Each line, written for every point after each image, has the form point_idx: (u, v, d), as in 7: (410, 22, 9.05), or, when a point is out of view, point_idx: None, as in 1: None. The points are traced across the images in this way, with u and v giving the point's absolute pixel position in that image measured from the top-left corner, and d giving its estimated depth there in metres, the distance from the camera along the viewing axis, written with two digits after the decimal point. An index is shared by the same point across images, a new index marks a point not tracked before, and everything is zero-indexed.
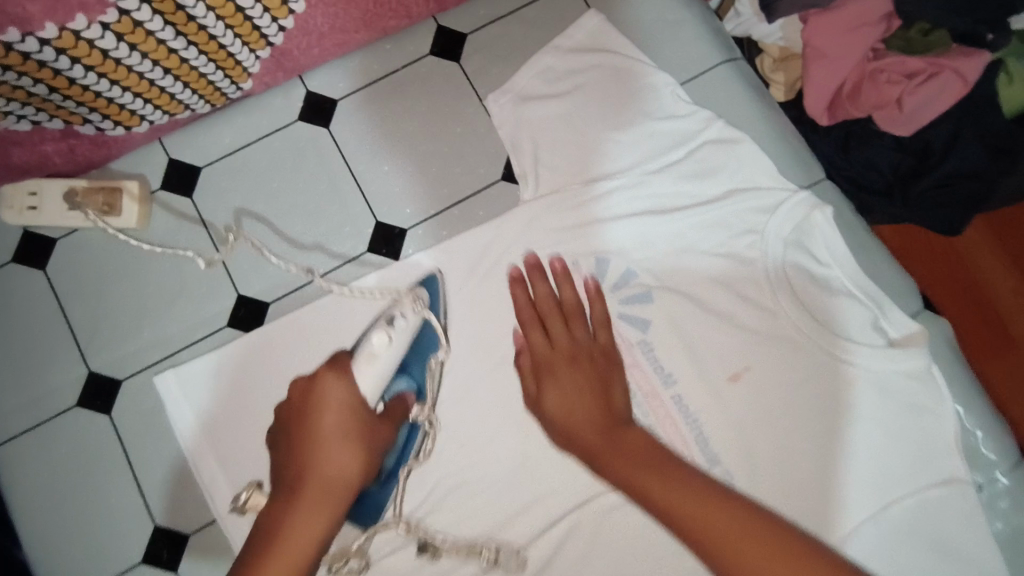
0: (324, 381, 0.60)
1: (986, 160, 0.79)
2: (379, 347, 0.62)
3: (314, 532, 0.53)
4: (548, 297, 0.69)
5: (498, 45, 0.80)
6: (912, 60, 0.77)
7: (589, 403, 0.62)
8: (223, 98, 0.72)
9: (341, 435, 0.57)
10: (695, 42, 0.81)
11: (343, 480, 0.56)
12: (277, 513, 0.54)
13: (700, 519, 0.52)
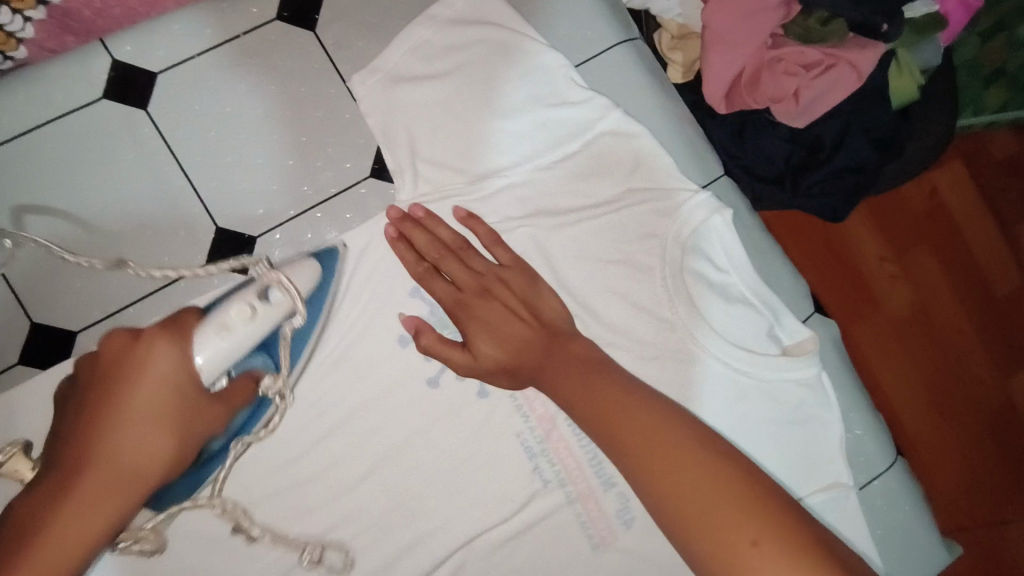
0: (152, 346, 0.51)
1: (872, 155, 0.80)
2: (233, 319, 0.53)
3: (73, 534, 0.47)
4: (449, 290, 0.61)
5: (362, 11, 0.67)
6: (811, 51, 0.73)
7: (517, 326, 0.60)
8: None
9: (151, 417, 0.50)
10: (592, 16, 0.72)
11: (139, 466, 0.50)
12: (41, 506, 0.47)
13: (648, 450, 0.52)
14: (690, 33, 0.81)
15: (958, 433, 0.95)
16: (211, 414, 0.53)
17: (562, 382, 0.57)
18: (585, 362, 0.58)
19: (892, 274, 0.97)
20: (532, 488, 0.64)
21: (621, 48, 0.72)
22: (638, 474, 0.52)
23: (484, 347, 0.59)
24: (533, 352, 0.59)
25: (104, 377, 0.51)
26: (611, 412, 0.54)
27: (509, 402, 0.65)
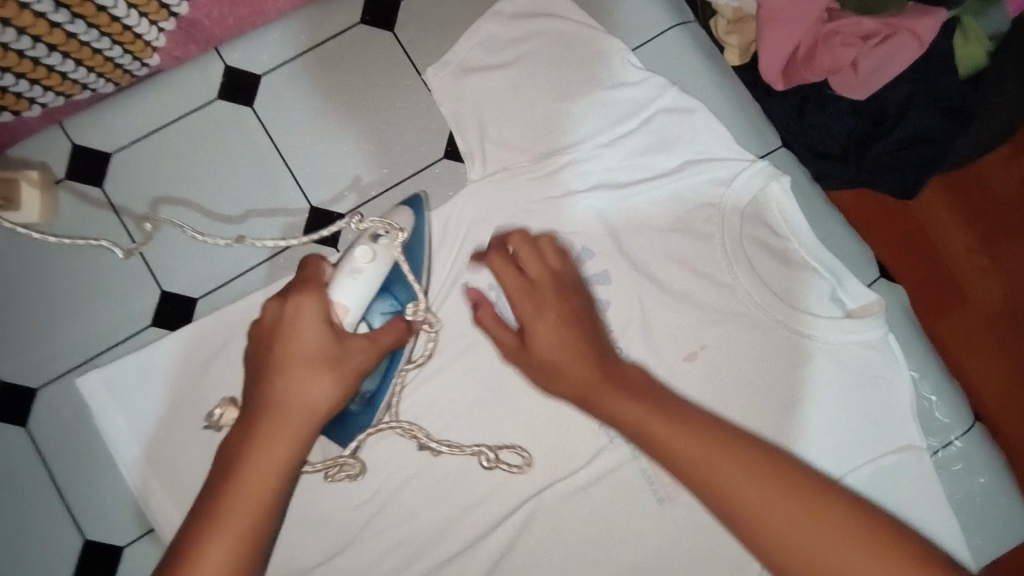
0: (299, 303, 0.54)
1: (941, 124, 0.78)
2: (360, 262, 0.56)
3: (261, 489, 0.49)
4: (508, 265, 0.62)
5: (435, 11, 0.74)
6: (868, 21, 0.74)
7: (571, 350, 0.58)
8: (130, 76, 0.66)
9: (308, 363, 0.52)
10: (647, 2, 0.76)
11: (310, 413, 0.52)
12: (225, 472, 0.49)
13: (698, 467, 0.54)
14: (746, 14, 0.84)
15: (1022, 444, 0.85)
16: (365, 347, 0.54)
17: (615, 388, 0.57)
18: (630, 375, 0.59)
19: (983, 269, 0.88)
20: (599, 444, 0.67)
21: (676, 31, 0.75)
22: (704, 485, 0.53)
23: (540, 333, 0.58)
24: (580, 354, 0.58)
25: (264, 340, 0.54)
26: (663, 420, 0.56)
27: None
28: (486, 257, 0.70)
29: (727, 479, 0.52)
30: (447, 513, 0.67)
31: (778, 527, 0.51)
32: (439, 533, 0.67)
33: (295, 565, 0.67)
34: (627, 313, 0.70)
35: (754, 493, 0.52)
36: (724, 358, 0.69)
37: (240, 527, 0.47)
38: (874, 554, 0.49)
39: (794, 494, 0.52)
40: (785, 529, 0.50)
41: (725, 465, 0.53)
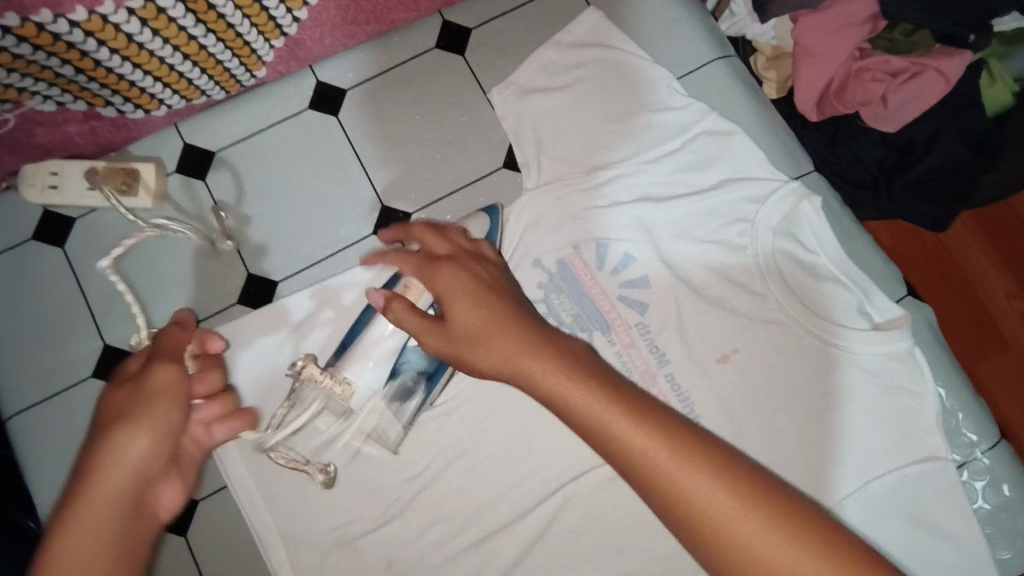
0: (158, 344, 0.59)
1: (967, 156, 0.84)
2: None
3: (123, 473, 0.49)
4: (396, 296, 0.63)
5: (500, 40, 0.83)
6: (897, 59, 0.80)
7: (483, 319, 0.58)
8: (238, 84, 0.76)
9: (146, 395, 0.52)
10: (692, 38, 0.84)
11: (162, 435, 0.52)
12: (90, 449, 0.50)
13: (589, 410, 0.52)
14: (784, 52, 0.91)
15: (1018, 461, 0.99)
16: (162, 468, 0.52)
17: (517, 354, 0.56)
18: (534, 337, 0.57)
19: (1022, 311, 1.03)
20: None
21: (718, 64, 0.83)
22: (598, 437, 0.52)
23: (458, 317, 0.58)
24: (484, 334, 0.57)
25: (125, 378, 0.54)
26: (536, 364, 0.55)
27: (615, 359, 0.75)
28: (537, 259, 0.77)
29: (614, 430, 0.51)
30: (487, 493, 0.72)
31: (670, 468, 0.49)
32: (480, 511, 0.72)
33: (347, 532, 0.72)
34: (665, 316, 0.75)
35: (642, 449, 0.50)
36: (755, 362, 0.74)
37: (103, 508, 0.47)
38: (716, 475, 0.48)
39: (677, 450, 0.49)
40: (674, 481, 0.48)
41: (614, 418, 0.51)
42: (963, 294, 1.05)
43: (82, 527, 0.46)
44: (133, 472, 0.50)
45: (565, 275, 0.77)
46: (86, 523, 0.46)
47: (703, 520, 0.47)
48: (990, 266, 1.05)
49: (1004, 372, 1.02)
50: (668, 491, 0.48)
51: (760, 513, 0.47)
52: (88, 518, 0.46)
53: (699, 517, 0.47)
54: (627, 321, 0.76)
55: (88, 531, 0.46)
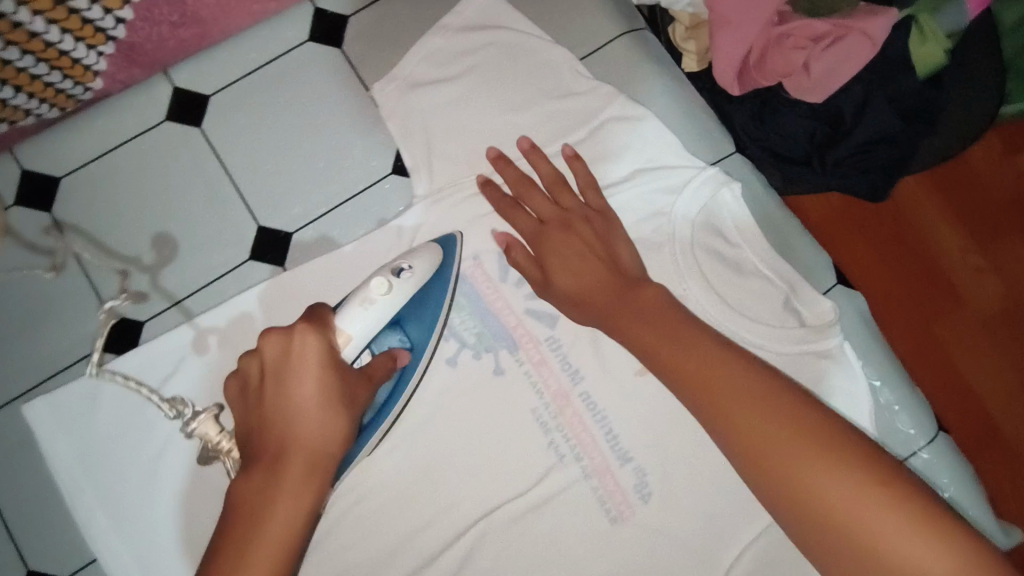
0: (305, 341, 0.55)
1: (899, 125, 0.79)
2: (375, 292, 0.60)
3: (303, 505, 0.51)
4: (383, 364, 0.61)
5: (382, 24, 0.74)
6: (817, 23, 0.72)
7: (591, 265, 0.63)
8: (72, 103, 0.68)
9: (324, 407, 0.53)
10: (597, 12, 0.76)
11: (325, 455, 0.53)
12: (266, 483, 0.51)
13: (699, 382, 0.54)
14: (701, 20, 0.83)
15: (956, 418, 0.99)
16: (363, 387, 0.57)
17: (649, 334, 0.58)
18: (639, 297, 0.61)
19: (976, 266, 1.02)
20: (550, 463, 0.68)
21: (626, 40, 0.75)
22: (706, 410, 0.53)
23: (562, 280, 0.64)
24: (616, 306, 0.61)
25: (270, 386, 0.54)
26: (687, 341, 0.56)
27: (524, 382, 0.69)
28: None
29: (722, 407, 0.52)
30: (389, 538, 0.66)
31: (778, 456, 0.48)
32: (387, 557, 0.66)
33: None
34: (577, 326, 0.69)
35: (762, 442, 0.49)
36: None
37: (308, 473, 0.52)
38: (830, 464, 0.47)
39: (798, 433, 0.49)
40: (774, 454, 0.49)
41: (712, 382, 0.53)
42: (915, 251, 1.02)
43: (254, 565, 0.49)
44: (313, 500, 0.52)
45: (466, 288, 0.71)
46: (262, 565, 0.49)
47: (815, 499, 0.47)
48: (943, 219, 1.02)
49: (954, 329, 1.01)
50: (759, 467, 0.49)
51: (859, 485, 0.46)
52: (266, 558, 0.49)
53: (796, 496, 0.47)
54: (536, 336, 0.69)
55: (278, 518, 0.50)
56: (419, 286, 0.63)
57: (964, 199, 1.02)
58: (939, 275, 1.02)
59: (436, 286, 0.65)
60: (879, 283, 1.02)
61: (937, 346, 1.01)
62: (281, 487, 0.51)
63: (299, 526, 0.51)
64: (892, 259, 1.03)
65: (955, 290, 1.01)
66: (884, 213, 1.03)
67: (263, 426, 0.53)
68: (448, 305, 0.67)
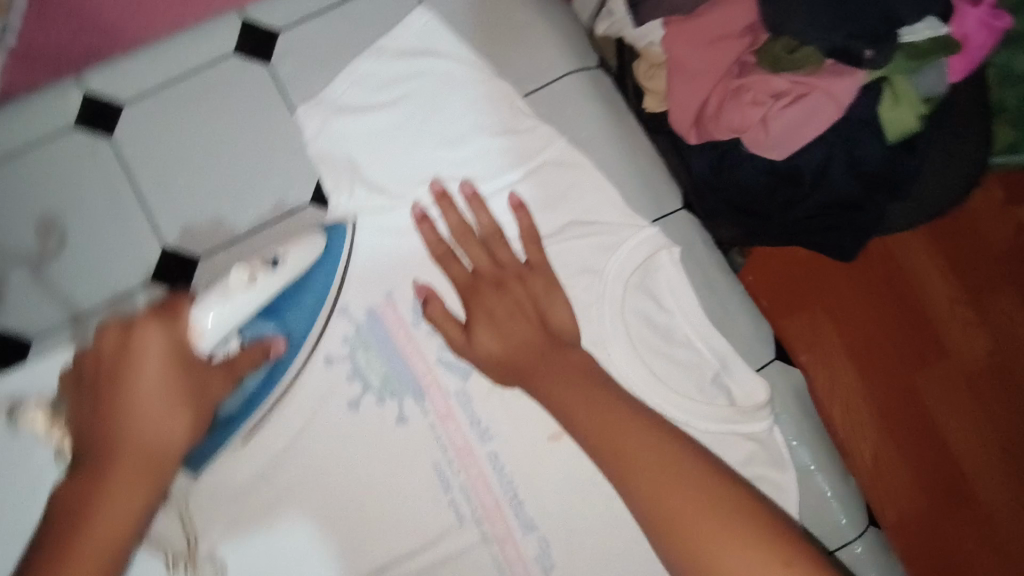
0: (146, 332, 0.54)
1: (859, 192, 0.75)
2: (236, 284, 0.58)
3: (135, 503, 0.50)
4: (247, 355, 0.61)
5: (315, 44, 0.70)
6: (777, 78, 0.68)
7: (522, 324, 0.61)
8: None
9: (163, 402, 0.53)
10: (548, 45, 0.70)
11: (164, 448, 0.52)
12: (90, 485, 0.49)
13: (613, 442, 0.53)
14: (655, 63, 0.77)
15: (924, 475, 0.99)
16: (221, 380, 0.58)
17: (564, 391, 0.57)
18: (560, 358, 0.59)
19: (964, 319, 1.01)
20: (448, 525, 0.65)
21: (576, 78, 0.70)
22: (622, 478, 0.52)
23: (482, 335, 0.61)
24: (542, 360, 0.59)
25: (105, 381, 0.53)
26: (596, 405, 0.56)
27: (428, 434, 0.66)
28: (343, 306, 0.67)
29: (634, 473, 0.51)
30: None
31: (688, 526, 0.48)
32: None
33: None
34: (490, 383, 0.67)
35: (674, 517, 0.48)
36: None
37: (141, 474, 0.51)
38: (742, 538, 0.46)
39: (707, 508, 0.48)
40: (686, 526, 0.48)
41: (630, 446, 0.53)
42: (903, 298, 1.02)
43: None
44: (146, 498, 0.51)
45: (377, 331, 0.67)
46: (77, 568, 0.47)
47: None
48: (935, 268, 1.03)
49: (936, 379, 1.01)
50: (671, 536, 0.48)
51: (766, 549, 0.46)
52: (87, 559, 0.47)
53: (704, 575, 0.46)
54: (446, 389, 0.67)
55: (107, 514, 0.49)
56: (293, 275, 0.61)
57: (958, 249, 1.02)
58: (925, 324, 1.02)
59: (325, 274, 0.64)
60: (862, 329, 1.03)
61: (916, 397, 1.01)
62: (109, 494, 0.49)
63: (129, 526, 0.50)
64: (880, 303, 1.03)
65: (940, 340, 1.01)
66: (876, 255, 1.03)
67: (93, 424, 0.52)
68: (338, 279, 0.65)
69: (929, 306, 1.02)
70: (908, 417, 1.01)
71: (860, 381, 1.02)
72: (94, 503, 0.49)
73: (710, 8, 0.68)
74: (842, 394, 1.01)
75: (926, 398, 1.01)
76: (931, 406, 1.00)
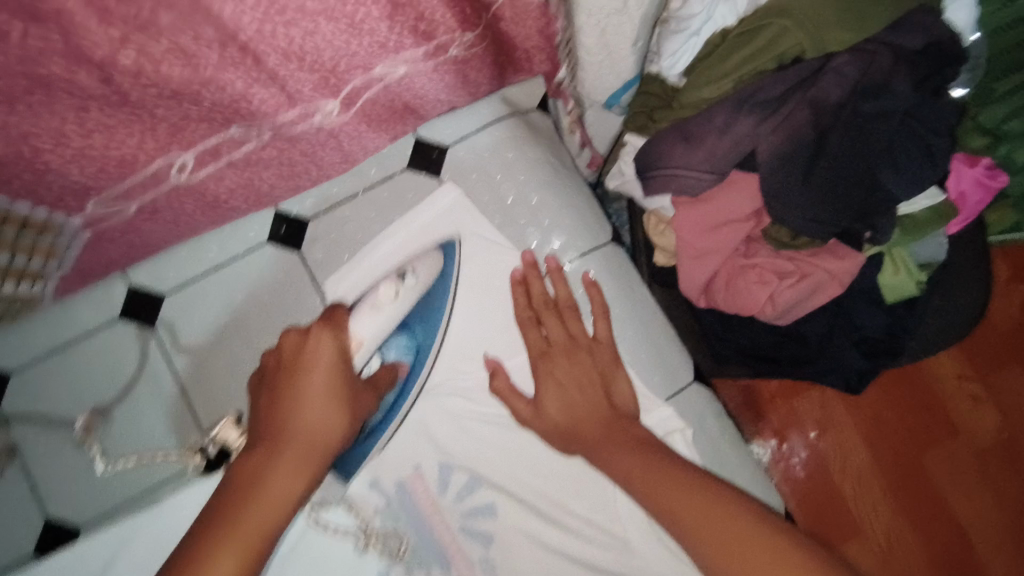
0: (321, 336, 0.62)
1: (861, 363, 0.79)
2: (385, 298, 0.67)
3: (291, 486, 0.55)
4: (384, 372, 0.67)
5: (342, 230, 0.74)
6: (780, 261, 0.72)
7: (588, 396, 0.65)
8: (39, 298, 0.66)
9: (322, 397, 0.59)
10: (563, 224, 0.74)
11: (323, 439, 0.58)
12: (262, 460, 0.55)
13: (660, 497, 0.55)
14: (664, 221, 0.79)
15: (933, 546, 1.07)
16: (370, 396, 0.64)
17: (637, 469, 0.58)
18: (611, 422, 0.63)
19: (973, 395, 1.12)
20: None
21: (591, 257, 0.74)
22: (695, 544, 0.51)
23: (550, 407, 0.66)
24: (644, 465, 0.58)
25: (281, 379, 0.60)
26: (645, 463, 0.58)
27: None
28: (374, 480, 0.69)
29: (704, 534, 0.51)
30: None
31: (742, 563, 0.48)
32: None
33: None
34: (512, 550, 0.67)
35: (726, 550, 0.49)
36: None
37: (310, 452, 0.57)
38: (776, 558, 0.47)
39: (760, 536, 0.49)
40: None
41: (672, 491, 0.54)
42: (916, 379, 1.12)
43: (248, 524, 0.51)
44: (304, 484, 0.56)
45: (403, 501, 0.69)
46: (251, 530, 0.51)
47: None
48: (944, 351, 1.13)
49: (946, 453, 1.10)
50: None
51: None
52: (247, 534, 0.51)
53: None
54: (469, 556, 0.67)
55: (275, 489, 0.54)
56: (425, 289, 0.70)
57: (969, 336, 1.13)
58: (936, 403, 1.12)
59: (436, 300, 0.71)
60: (874, 407, 1.12)
61: (923, 470, 1.10)
62: (279, 476, 0.55)
63: (275, 518, 0.53)
64: (894, 383, 1.13)
65: (951, 418, 1.11)
66: None
67: (278, 409, 0.58)
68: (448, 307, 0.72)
69: (941, 385, 1.12)
70: (914, 493, 1.09)
71: (870, 455, 1.10)
72: (257, 482, 0.54)
73: (720, 195, 0.71)
74: (853, 471, 1.10)
75: (928, 472, 1.10)
76: (935, 480, 1.09)
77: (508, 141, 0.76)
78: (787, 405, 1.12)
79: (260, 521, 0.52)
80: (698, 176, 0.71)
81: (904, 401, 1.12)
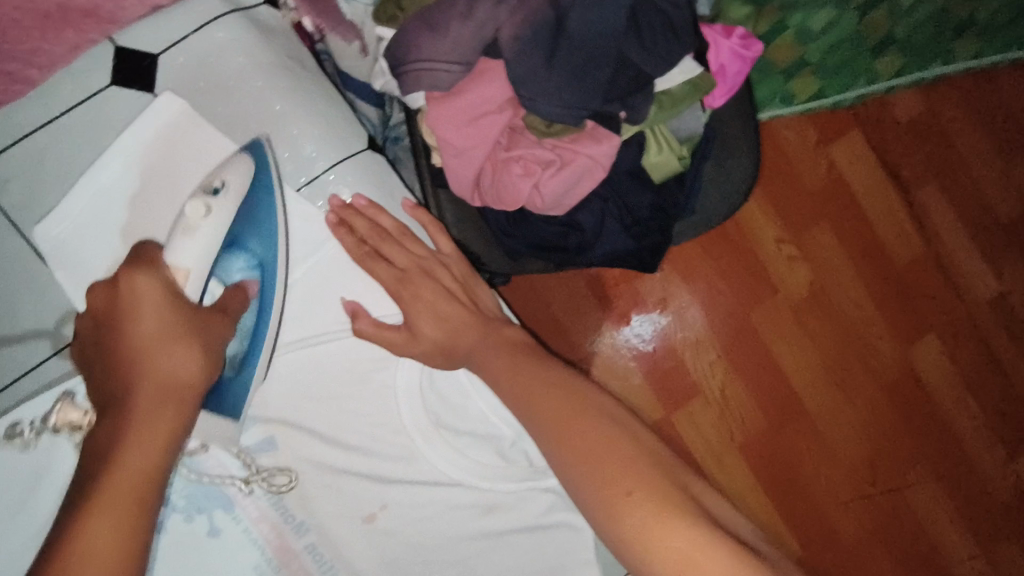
0: (134, 281, 0.54)
1: (634, 246, 0.81)
2: (194, 218, 0.57)
3: (157, 447, 0.50)
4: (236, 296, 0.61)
5: (41, 163, 0.63)
6: (540, 149, 0.71)
7: (461, 313, 0.68)
8: None
9: (166, 337, 0.52)
10: (310, 131, 0.66)
11: (184, 386, 0.52)
12: (110, 429, 0.50)
13: (532, 393, 0.60)
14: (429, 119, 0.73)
15: (761, 394, 1.20)
16: (221, 323, 0.57)
17: (507, 374, 0.63)
18: (483, 323, 0.68)
19: (788, 254, 1.21)
20: None
21: (345, 167, 0.67)
22: (558, 448, 0.56)
23: (424, 325, 0.66)
24: (515, 373, 0.62)
25: (107, 328, 0.53)
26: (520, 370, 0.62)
27: (244, 538, 0.65)
28: None
29: (567, 439, 0.56)
30: None
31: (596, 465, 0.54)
32: None
33: None
34: (300, 479, 0.66)
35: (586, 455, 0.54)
36: (405, 514, 0.67)
37: (171, 396, 0.52)
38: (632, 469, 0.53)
39: (622, 451, 0.54)
40: (610, 482, 0.52)
41: (544, 398, 0.59)
42: (737, 243, 1.19)
43: (108, 504, 0.47)
44: (172, 431, 0.51)
45: None
46: (123, 494, 0.48)
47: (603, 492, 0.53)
48: (759, 212, 1.20)
49: (767, 309, 1.20)
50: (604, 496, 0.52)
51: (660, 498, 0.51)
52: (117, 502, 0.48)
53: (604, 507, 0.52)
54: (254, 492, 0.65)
55: (138, 461, 0.49)
56: (239, 198, 0.60)
57: (781, 194, 1.20)
58: (758, 264, 1.20)
59: (258, 205, 0.62)
60: (706, 276, 1.19)
61: (748, 327, 1.20)
62: (135, 443, 0.49)
63: (152, 474, 0.50)
64: (720, 251, 1.19)
65: (768, 278, 1.20)
66: None
67: (111, 373, 0.52)
68: (281, 205, 0.63)
69: (762, 247, 1.20)
70: (737, 348, 1.19)
71: (704, 321, 1.19)
72: (115, 453, 0.49)
73: (472, 85, 0.68)
74: (683, 337, 1.18)
75: (751, 329, 1.20)
76: (757, 334, 1.20)
77: (236, 43, 0.66)
78: (607, 289, 1.16)
79: (117, 525, 0.47)
80: (446, 67, 0.66)
81: (731, 265, 1.19)
